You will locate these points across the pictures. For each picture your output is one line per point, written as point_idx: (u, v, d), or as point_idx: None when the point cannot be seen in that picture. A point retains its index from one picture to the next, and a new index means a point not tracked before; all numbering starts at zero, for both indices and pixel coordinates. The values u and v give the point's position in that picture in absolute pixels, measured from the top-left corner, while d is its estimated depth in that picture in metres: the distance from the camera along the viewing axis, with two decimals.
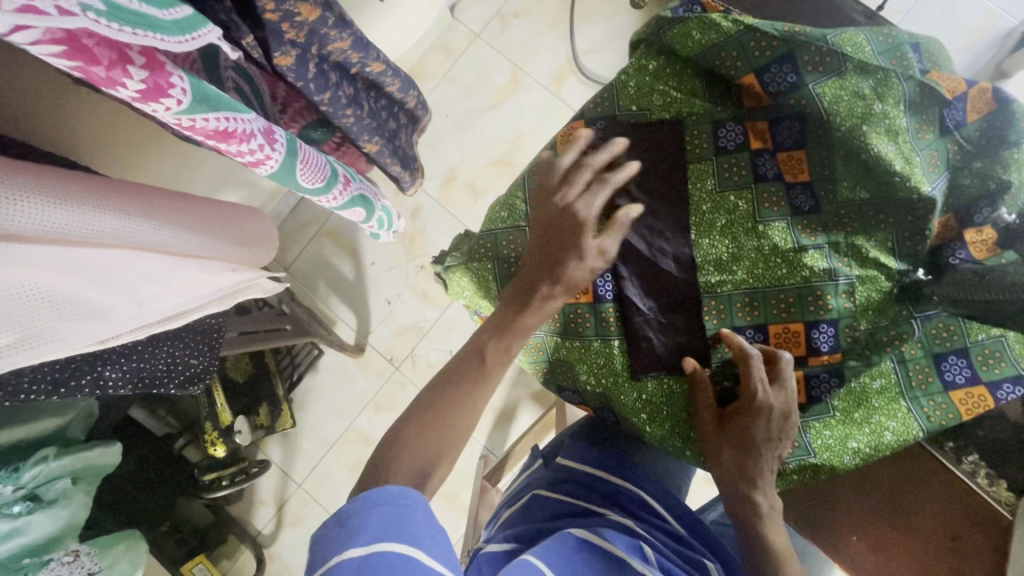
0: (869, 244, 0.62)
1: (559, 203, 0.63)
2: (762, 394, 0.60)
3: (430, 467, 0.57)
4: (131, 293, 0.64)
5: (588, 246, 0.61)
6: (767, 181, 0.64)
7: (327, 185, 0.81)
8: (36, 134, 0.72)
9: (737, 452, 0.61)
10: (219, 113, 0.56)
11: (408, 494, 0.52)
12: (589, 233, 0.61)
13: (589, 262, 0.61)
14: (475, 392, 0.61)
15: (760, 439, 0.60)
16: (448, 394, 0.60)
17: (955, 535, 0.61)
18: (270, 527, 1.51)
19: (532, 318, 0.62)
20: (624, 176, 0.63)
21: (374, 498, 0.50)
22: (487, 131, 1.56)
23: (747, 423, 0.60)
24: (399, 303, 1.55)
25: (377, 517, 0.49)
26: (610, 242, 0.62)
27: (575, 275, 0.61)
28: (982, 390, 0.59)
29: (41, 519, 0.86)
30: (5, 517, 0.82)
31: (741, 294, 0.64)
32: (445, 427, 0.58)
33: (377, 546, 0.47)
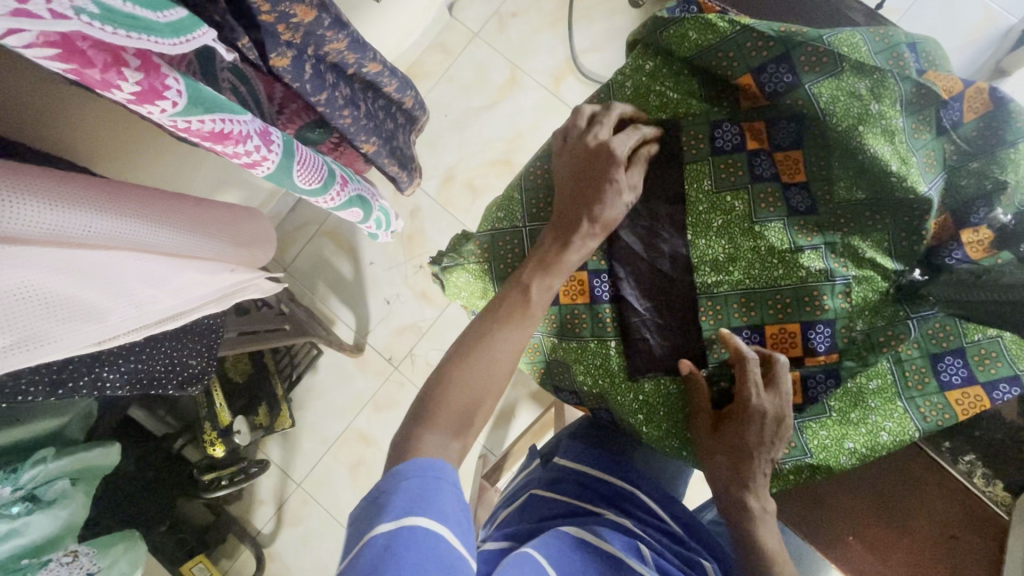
0: (866, 244, 0.62)
1: (589, 144, 0.64)
2: (757, 399, 0.60)
3: (472, 411, 0.56)
4: (128, 295, 0.64)
5: (622, 181, 0.62)
6: (763, 181, 0.64)
7: (324, 185, 0.81)
8: (33, 135, 0.72)
9: (731, 455, 0.61)
10: (214, 115, 0.56)
11: (436, 467, 0.48)
12: (622, 169, 0.63)
13: (624, 197, 0.63)
14: (520, 324, 0.61)
15: (754, 444, 0.60)
16: (474, 353, 0.59)
17: (952, 534, 0.61)
18: (270, 526, 1.51)
19: (573, 254, 0.63)
20: (652, 129, 0.66)
21: (402, 473, 0.47)
22: (486, 131, 1.56)
23: (741, 427, 0.60)
24: (398, 302, 1.55)
25: (405, 492, 0.46)
26: (638, 178, 0.64)
27: (611, 212, 0.62)
28: (978, 391, 0.59)
29: (40, 519, 0.86)
30: (3, 517, 0.82)
31: (738, 295, 0.64)
32: (491, 353, 0.59)
33: (403, 522, 0.44)
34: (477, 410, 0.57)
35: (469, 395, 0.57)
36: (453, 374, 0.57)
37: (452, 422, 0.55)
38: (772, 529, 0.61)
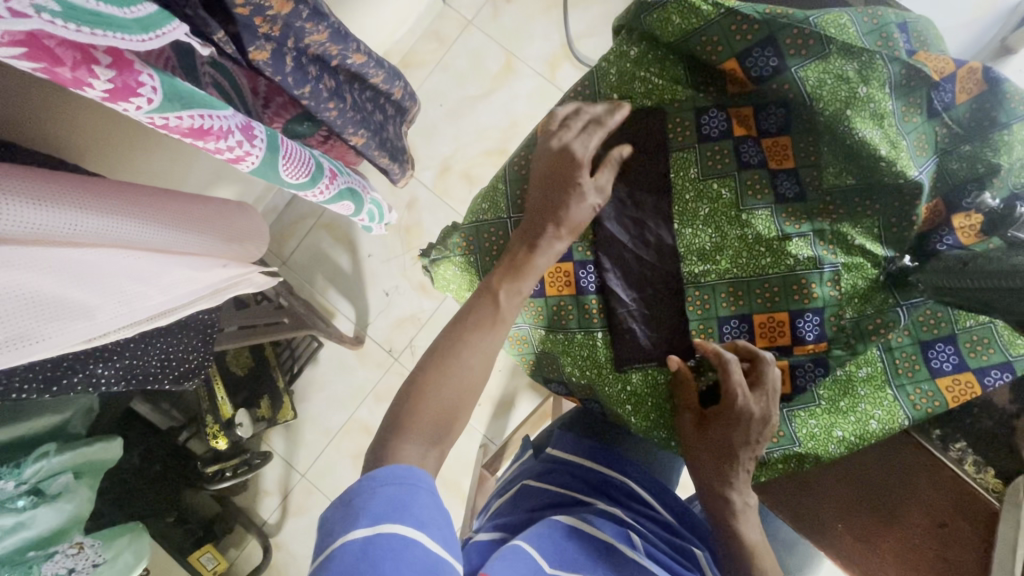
0: (855, 230, 0.61)
1: (554, 145, 0.64)
2: (743, 400, 0.59)
3: (447, 419, 0.57)
4: (116, 292, 0.64)
5: (586, 184, 0.62)
6: (750, 168, 0.63)
7: (312, 179, 0.81)
8: (34, 138, 0.72)
9: (715, 455, 0.61)
10: (192, 111, 0.56)
11: (413, 474, 0.49)
12: (586, 171, 0.63)
13: (589, 200, 0.62)
14: (490, 330, 0.61)
15: (739, 444, 0.60)
16: (437, 353, 0.60)
17: (941, 522, 0.60)
18: (275, 517, 1.53)
19: (540, 257, 0.63)
20: (619, 119, 0.64)
21: (379, 478, 0.48)
22: (481, 120, 1.54)
23: (726, 427, 0.60)
24: (397, 294, 1.55)
25: (381, 498, 0.46)
26: (606, 177, 0.63)
27: (575, 215, 0.62)
28: (969, 377, 0.58)
29: (46, 512, 0.88)
30: (9, 511, 0.83)
31: (725, 285, 0.63)
32: (459, 359, 0.59)
33: (381, 529, 0.44)
34: (454, 419, 0.57)
35: (443, 402, 0.57)
36: (424, 381, 0.58)
37: (428, 430, 0.55)
38: (754, 523, 0.62)
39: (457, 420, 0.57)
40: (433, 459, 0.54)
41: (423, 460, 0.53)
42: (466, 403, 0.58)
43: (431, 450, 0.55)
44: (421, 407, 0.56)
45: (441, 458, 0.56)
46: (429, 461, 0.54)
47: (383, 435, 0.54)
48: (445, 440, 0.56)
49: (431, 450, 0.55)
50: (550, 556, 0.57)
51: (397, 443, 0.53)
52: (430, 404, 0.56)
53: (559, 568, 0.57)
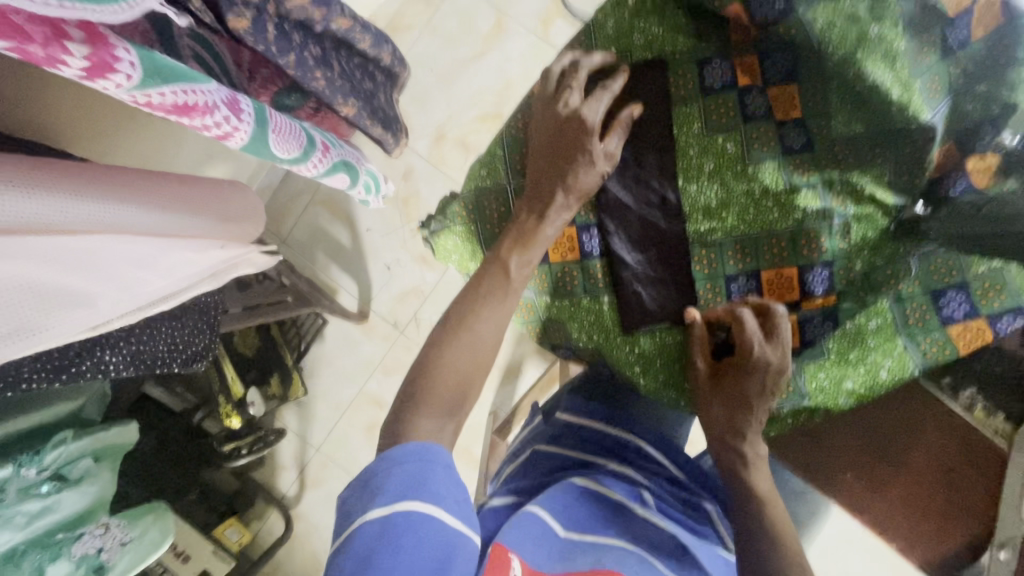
0: (865, 179, 0.59)
1: (561, 112, 0.61)
2: (758, 351, 0.59)
3: (462, 392, 0.56)
4: (113, 279, 0.64)
5: (596, 150, 0.60)
6: (756, 120, 0.61)
7: (304, 153, 0.78)
8: (18, 127, 0.70)
9: (729, 405, 0.60)
10: (174, 86, 0.54)
11: (429, 450, 0.48)
12: (596, 139, 0.60)
13: (598, 166, 0.61)
14: (497, 300, 0.60)
15: (754, 395, 0.59)
16: (445, 325, 0.59)
17: (950, 468, 0.62)
18: (294, 489, 1.57)
19: (547, 226, 0.61)
20: (621, 83, 0.62)
21: (397, 456, 0.48)
22: (474, 84, 1.50)
23: (741, 378, 0.60)
24: (399, 267, 1.54)
25: (398, 477, 0.46)
26: (615, 142, 0.62)
27: (586, 182, 0.60)
28: (980, 324, 0.58)
29: (70, 496, 0.91)
30: (34, 496, 0.85)
31: (732, 242, 0.62)
32: (469, 330, 0.58)
33: (397, 507, 0.44)
34: (468, 392, 0.57)
35: (454, 375, 0.56)
36: (436, 356, 0.57)
37: (444, 404, 0.55)
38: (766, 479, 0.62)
39: (471, 391, 0.58)
40: (450, 432, 0.54)
41: (440, 432, 0.53)
42: (480, 373, 0.58)
43: (448, 424, 0.54)
44: (435, 380, 0.56)
45: (458, 430, 0.55)
46: (446, 434, 0.54)
47: (396, 409, 0.54)
48: (461, 412, 0.56)
49: (447, 423, 0.54)
50: (563, 519, 0.59)
51: (413, 418, 0.53)
52: (443, 375, 0.56)
53: (572, 530, 0.58)
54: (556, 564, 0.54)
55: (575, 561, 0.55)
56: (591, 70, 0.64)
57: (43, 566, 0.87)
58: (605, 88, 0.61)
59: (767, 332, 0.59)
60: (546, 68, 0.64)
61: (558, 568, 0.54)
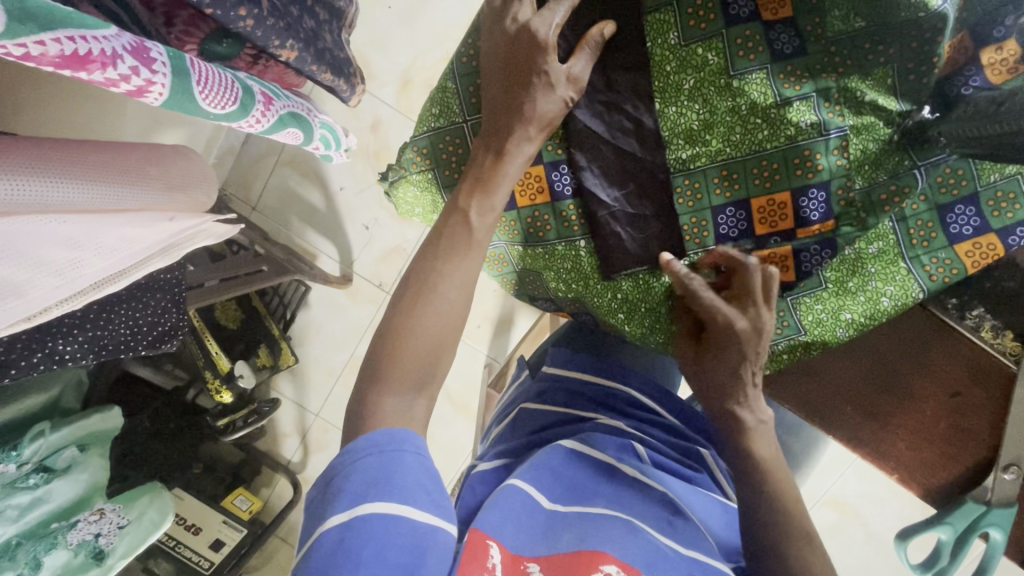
0: (865, 85, 0.52)
1: (510, 29, 0.54)
2: (724, 319, 0.54)
3: (429, 363, 0.52)
4: (44, 264, 0.56)
5: (554, 71, 0.53)
6: (741, 24, 0.52)
7: (242, 107, 0.70)
8: None
9: (716, 379, 0.57)
10: (55, 33, 0.46)
11: (396, 439, 0.48)
12: (553, 56, 0.53)
13: (559, 91, 0.53)
14: (463, 256, 0.55)
15: (738, 364, 0.55)
16: (407, 287, 0.54)
17: (955, 392, 0.58)
18: (299, 455, 1.57)
19: (511, 164, 0.55)
20: None
21: (359, 450, 0.47)
22: (436, 21, 1.37)
23: (719, 349, 0.56)
24: (378, 226, 1.47)
25: (360, 474, 0.46)
26: (582, 65, 0.54)
27: (544, 109, 0.53)
28: (991, 239, 0.53)
29: (60, 485, 0.87)
30: (21, 490, 0.82)
31: (718, 168, 0.55)
32: (435, 294, 0.53)
33: (358, 511, 0.44)
34: (439, 358, 0.53)
35: (421, 344, 0.52)
36: (401, 323, 0.53)
37: (411, 379, 0.51)
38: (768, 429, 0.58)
39: (442, 356, 0.53)
40: (421, 408, 0.52)
41: (409, 409, 0.51)
42: (450, 337, 0.54)
43: (416, 398, 0.51)
44: (401, 349, 0.52)
45: (429, 404, 0.53)
46: (416, 412, 0.51)
47: (361, 388, 0.51)
48: (431, 384, 0.53)
49: (417, 399, 0.51)
50: (548, 491, 0.57)
51: (379, 396, 0.50)
52: (409, 346, 0.52)
53: (559, 500, 0.57)
54: (539, 544, 0.52)
55: (559, 536, 0.53)
56: None
57: (40, 557, 0.83)
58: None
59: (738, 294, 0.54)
60: None
61: (542, 549, 0.52)
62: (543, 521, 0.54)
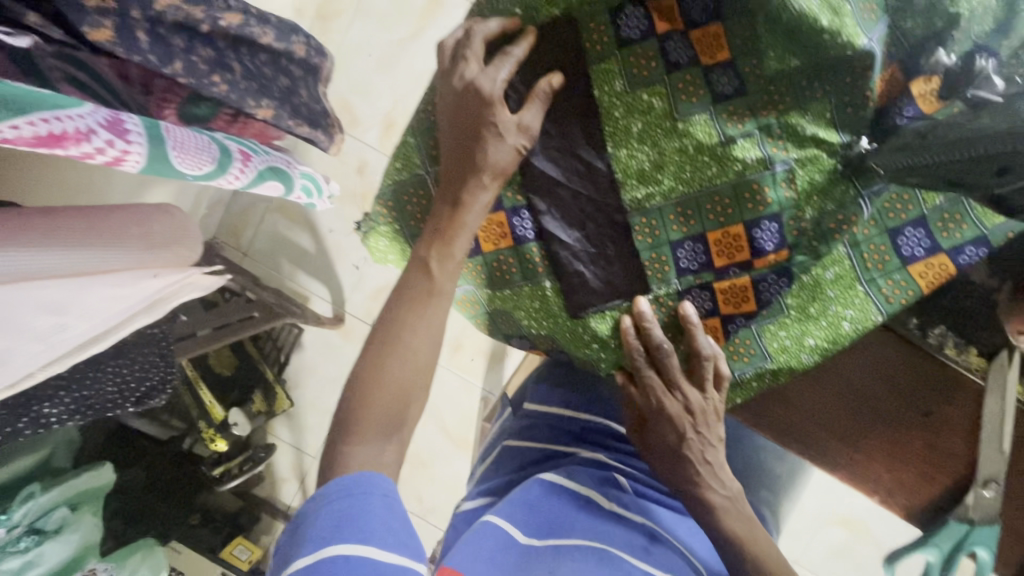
0: (805, 120, 0.54)
1: (458, 86, 0.56)
2: (655, 400, 0.60)
3: (399, 410, 0.55)
4: (26, 331, 0.58)
5: (504, 122, 0.55)
6: (681, 69, 0.55)
7: (219, 165, 0.72)
8: None
9: (668, 459, 0.60)
10: (29, 115, 0.49)
11: (362, 482, 0.49)
12: (502, 108, 0.56)
13: (513, 140, 0.56)
14: (426, 307, 0.57)
15: (681, 441, 0.59)
16: (376, 340, 0.57)
17: (926, 411, 0.59)
18: (298, 500, 1.55)
19: (468, 214, 0.57)
20: (524, 48, 0.56)
21: (326, 495, 0.48)
22: (416, 65, 1.42)
23: (656, 428, 0.60)
24: (367, 266, 1.49)
25: (328, 518, 0.47)
26: (532, 115, 0.56)
27: (497, 158, 0.56)
28: (943, 259, 0.55)
29: (53, 546, 0.87)
30: (12, 554, 0.82)
31: (673, 205, 0.57)
32: (402, 344, 0.56)
33: (322, 554, 0.45)
34: (407, 406, 0.55)
35: (389, 392, 0.54)
36: (370, 376, 0.55)
37: (381, 427, 0.53)
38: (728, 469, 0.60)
39: (412, 403, 0.56)
40: (391, 453, 0.53)
41: (380, 456, 0.52)
42: (421, 384, 0.56)
43: (387, 445, 0.53)
44: (371, 401, 0.54)
45: (400, 449, 0.55)
46: (387, 457, 0.53)
47: (334, 438, 0.53)
48: (401, 429, 0.55)
49: (386, 445, 0.53)
50: (524, 526, 0.56)
51: (348, 445, 0.52)
52: (379, 394, 0.54)
53: (535, 535, 0.56)
54: None
55: (533, 569, 0.52)
56: (491, 37, 0.57)
57: None
58: (509, 59, 0.56)
59: (670, 371, 0.59)
60: (441, 43, 0.58)
61: None
62: (517, 556, 0.53)
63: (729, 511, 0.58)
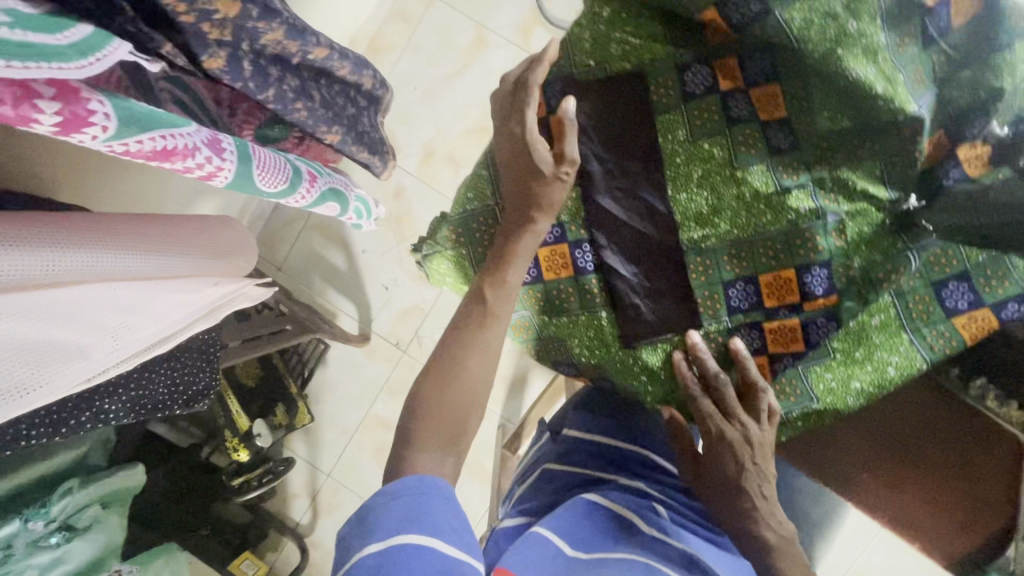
0: (856, 175, 0.58)
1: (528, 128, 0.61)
2: (715, 429, 0.60)
3: (460, 424, 0.57)
4: (104, 326, 0.56)
5: (541, 154, 0.60)
6: (741, 123, 0.60)
7: (291, 185, 0.74)
8: (27, 186, 0.69)
9: (723, 490, 0.61)
10: (151, 132, 0.50)
11: (425, 482, 0.51)
12: (537, 141, 0.60)
13: (567, 182, 0.61)
14: (484, 330, 0.61)
15: (739, 472, 0.60)
16: (442, 358, 0.60)
17: (965, 460, 0.61)
18: (308, 517, 1.48)
19: (520, 243, 0.62)
20: (540, 74, 0.60)
21: (391, 492, 0.50)
22: (459, 99, 1.43)
23: (716, 458, 0.61)
24: (396, 287, 1.48)
25: (394, 512, 0.49)
26: (570, 144, 0.60)
27: (552, 196, 0.61)
28: (986, 312, 0.57)
29: (81, 545, 0.80)
30: (43, 549, 0.75)
31: (727, 247, 0.61)
32: (462, 364, 0.59)
33: (393, 541, 0.47)
34: (466, 423, 0.58)
35: (451, 406, 0.57)
36: (435, 391, 0.58)
37: (443, 439, 0.56)
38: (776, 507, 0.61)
39: (470, 420, 0.58)
40: (450, 465, 0.55)
41: (441, 467, 0.55)
42: (479, 402, 0.59)
43: (447, 457, 0.55)
44: (435, 414, 0.57)
45: (458, 462, 0.57)
46: (446, 467, 0.55)
47: (398, 449, 0.55)
48: (460, 442, 0.57)
49: (446, 456, 0.56)
50: (571, 539, 0.58)
51: (412, 452, 0.55)
52: (442, 406, 0.57)
53: (580, 547, 0.58)
54: None
55: None
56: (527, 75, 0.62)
57: None
58: (528, 88, 0.60)
59: (727, 400, 0.61)
60: (505, 82, 0.63)
61: None
62: (564, 567, 0.55)
63: (781, 549, 0.59)
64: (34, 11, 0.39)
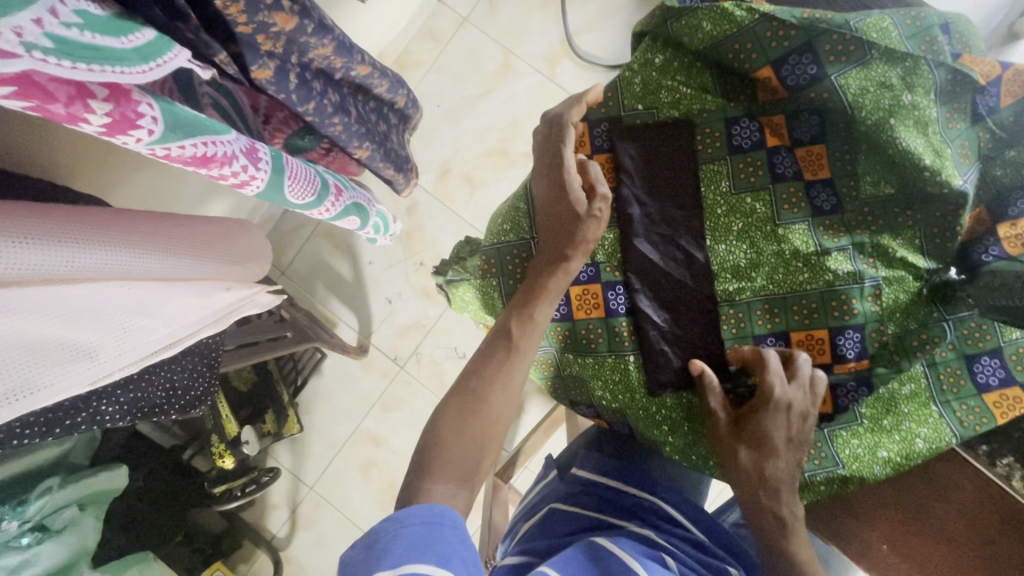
0: (896, 243, 0.58)
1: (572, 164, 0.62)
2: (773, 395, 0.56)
3: (476, 457, 0.55)
4: (116, 326, 0.52)
5: (574, 181, 0.59)
6: (785, 181, 0.60)
7: (319, 199, 0.72)
8: (48, 170, 0.66)
9: (757, 453, 0.57)
10: (196, 138, 0.48)
11: (437, 511, 0.48)
12: (574, 175, 0.60)
13: (603, 223, 0.60)
14: (509, 366, 0.59)
15: (779, 438, 0.57)
16: (465, 391, 0.58)
17: (988, 539, 0.57)
18: (285, 531, 1.41)
19: (552, 281, 0.61)
20: (577, 113, 0.61)
21: (402, 519, 0.47)
22: (482, 120, 1.42)
23: (765, 423, 0.57)
24: (401, 301, 1.44)
25: (404, 540, 0.46)
26: (597, 171, 0.60)
27: (590, 234, 0.60)
28: (1018, 392, 0.56)
29: (52, 548, 0.72)
30: (11, 550, 0.68)
31: (762, 301, 0.60)
32: (486, 401, 0.57)
33: (402, 569, 0.44)
34: (481, 458, 0.55)
35: (469, 438, 0.55)
36: (457, 424, 0.56)
37: (458, 473, 0.54)
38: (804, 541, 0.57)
39: (485, 455, 0.56)
40: (463, 500, 0.53)
41: (453, 500, 0.51)
42: (495, 441, 0.57)
43: (460, 491, 0.53)
44: (452, 447, 0.54)
45: (471, 497, 0.54)
46: (458, 502, 0.52)
47: (411, 480, 0.53)
48: (474, 477, 0.54)
49: (460, 490, 0.53)
50: None
51: (425, 483, 0.52)
52: (461, 437, 0.55)
53: None
54: None
55: None
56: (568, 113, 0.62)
57: None
58: (564, 126, 0.61)
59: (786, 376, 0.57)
60: (543, 121, 0.63)
61: None
62: None
63: None
64: (105, 11, 0.38)
